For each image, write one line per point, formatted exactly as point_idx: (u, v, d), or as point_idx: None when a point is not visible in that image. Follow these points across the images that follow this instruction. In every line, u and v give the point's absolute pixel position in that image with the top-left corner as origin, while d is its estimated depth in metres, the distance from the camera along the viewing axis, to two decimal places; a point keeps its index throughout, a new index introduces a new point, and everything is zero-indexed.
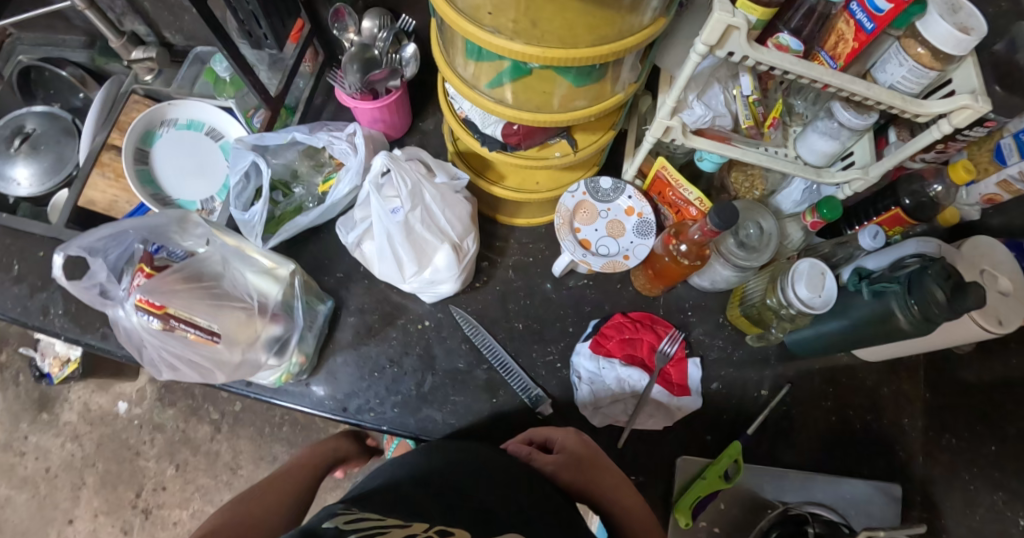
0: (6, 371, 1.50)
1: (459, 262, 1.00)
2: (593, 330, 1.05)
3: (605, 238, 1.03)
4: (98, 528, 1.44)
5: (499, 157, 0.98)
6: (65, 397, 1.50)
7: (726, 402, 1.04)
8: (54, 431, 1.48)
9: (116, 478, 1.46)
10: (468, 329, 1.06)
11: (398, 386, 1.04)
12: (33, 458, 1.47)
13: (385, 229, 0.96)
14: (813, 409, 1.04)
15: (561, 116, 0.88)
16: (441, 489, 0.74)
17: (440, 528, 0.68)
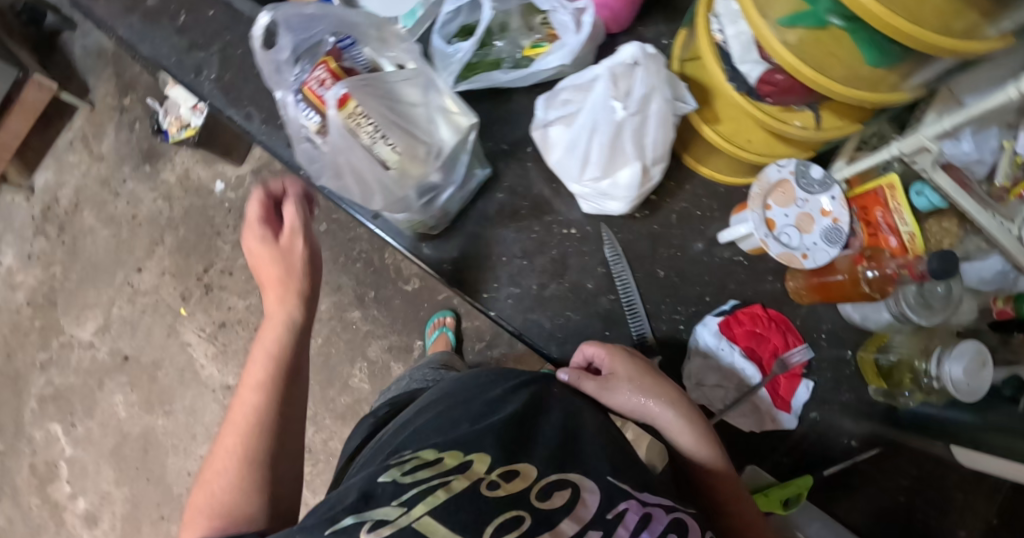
0: (126, 114, 1.53)
1: (641, 186, 0.85)
2: (729, 306, 0.90)
3: (792, 227, 0.80)
4: (161, 286, 1.51)
5: (738, 101, 0.73)
6: (170, 157, 1.53)
7: (818, 437, 0.93)
8: (150, 184, 1.53)
9: (191, 248, 1.52)
10: (611, 254, 0.92)
11: (521, 279, 0.92)
12: (125, 201, 1.53)
13: (592, 120, 0.80)
14: (889, 479, 0.96)
15: (840, 93, 0.66)
16: (505, 425, 0.73)
17: (504, 470, 0.68)
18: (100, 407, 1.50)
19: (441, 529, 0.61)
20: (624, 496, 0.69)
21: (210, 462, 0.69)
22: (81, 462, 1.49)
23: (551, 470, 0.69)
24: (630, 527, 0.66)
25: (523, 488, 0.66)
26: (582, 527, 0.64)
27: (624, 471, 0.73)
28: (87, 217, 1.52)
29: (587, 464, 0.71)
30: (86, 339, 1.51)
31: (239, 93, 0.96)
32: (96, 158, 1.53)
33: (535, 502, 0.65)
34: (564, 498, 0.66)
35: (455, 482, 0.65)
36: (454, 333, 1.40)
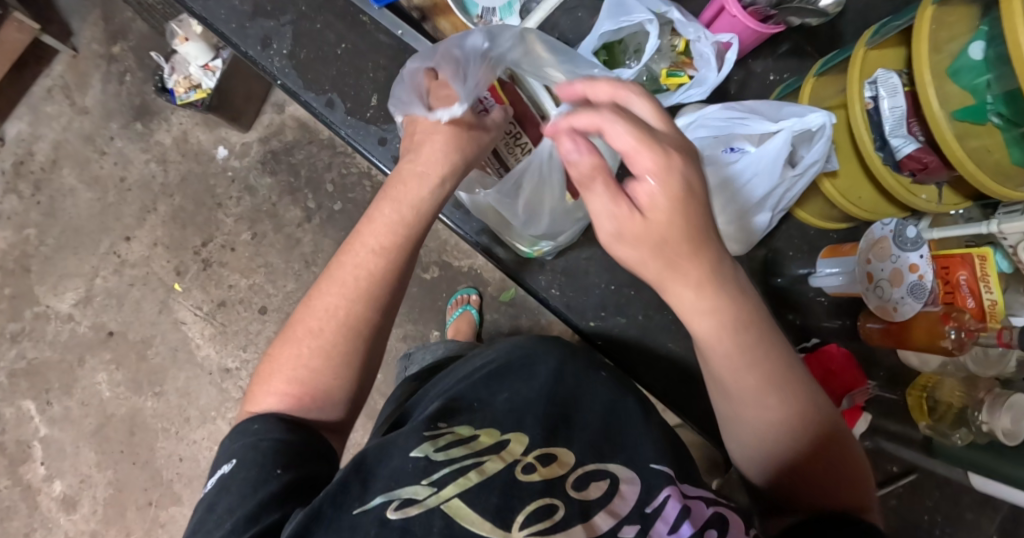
0: (116, 64, 1.40)
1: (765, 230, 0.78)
2: (810, 344, 0.88)
3: (886, 281, 0.80)
4: (152, 258, 1.39)
5: (879, 170, 0.71)
6: (166, 117, 1.40)
7: None
8: (142, 146, 1.40)
9: (188, 219, 1.39)
10: None
11: (621, 310, 0.84)
12: (112, 161, 1.40)
13: (749, 172, 0.70)
14: None
15: (999, 189, 0.64)
16: (546, 411, 0.70)
17: (541, 453, 0.64)
18: (80, 384, 1.39)
19: (470, 514, 0.57)
20: (665, 485, 0.63)
21: (302, 315, 0.67)
22: (58, 442, 1.39)
23: (590, 461, 0.65)
24: (672, 519, 0.60)
25: (560, 474, 0.62)
26: (615, 523, 0.59)
27: (674, 467, 0.68)
28: (68, 176, 1.40)
29: (631, 455, 0.67)
30: (64, 311, 1.39)
31: (319, 75, 0.86)
32: (80, 111, 1.40)
33: (570, 492, 0.61)
34: (599, 488, 0.62)
35: (488, 463, 0.62)
36: (476, 310, 1.36)
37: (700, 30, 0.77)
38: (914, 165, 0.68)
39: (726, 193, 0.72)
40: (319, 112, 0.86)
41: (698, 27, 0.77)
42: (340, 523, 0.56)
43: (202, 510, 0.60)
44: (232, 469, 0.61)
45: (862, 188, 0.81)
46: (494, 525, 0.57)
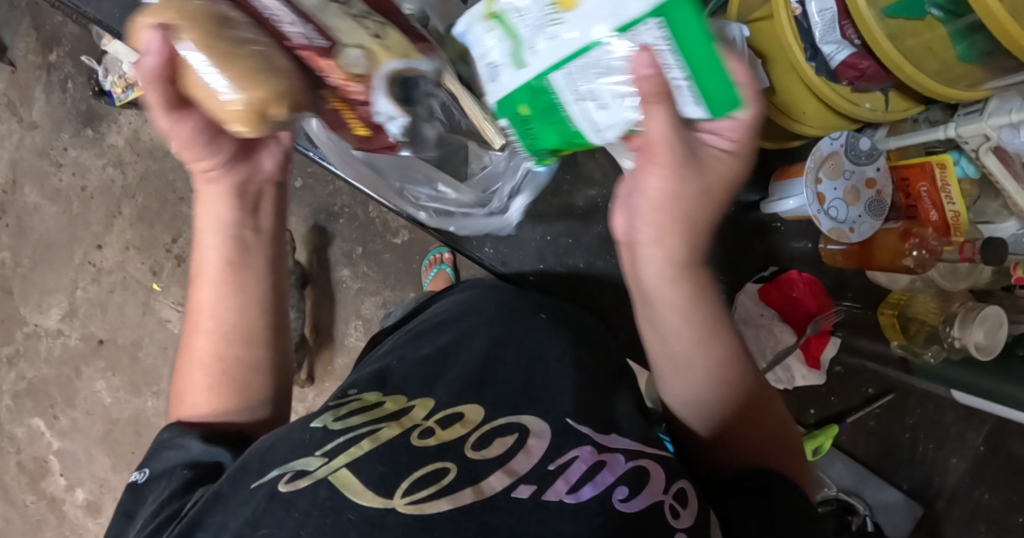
0: (54, 72, 1.37)
1: None
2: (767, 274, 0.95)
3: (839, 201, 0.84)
4: (127, 262, 1.40)
5: (816, 83, 0.81)
6: (115, 118, 1.38)
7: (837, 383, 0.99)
8: (97, 152, 1.38)
9: (155, 217, 1.39)
10: None
11: None
12: (70, 172, 1.39)
13: None
14: (892, 419, 1.03)
15: (929, 84, 0.76)
16: (455, 371, 0.68)
17: (440, 417, 0.61)
18: (81, 394, 1.41)
19: (353, 484, 0.52)
20: (577, 443, 0.60)
21: (186, 361, 0.70)
22: (72, 453, 1.43)
23: (499, 415, 0.62)
24: (573, 479, 0.56)
25: (460, 436, 0.58)
26: (509, 486, 0.54)
27: (592, 415, 0.65)
28: (30, 193, 1.39)
29: (546, 405, 0.64)
30: (52, 327, 1.41)
31: None
32: (28, 126, 1.38)
33: (463, 453, 0.56)
34: (504, 445, 0.58)
35: (384, 431, 0.57)
36: (451, 269, 1.33)
37: None
38: (851, 71, 0.80)
39: None
40: None
41: None
42: (236, 498, 0.54)
43: (121, 516, 0.66)
44: (147, 480, 0.66)
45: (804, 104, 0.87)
46: (378, 492, 0.51)
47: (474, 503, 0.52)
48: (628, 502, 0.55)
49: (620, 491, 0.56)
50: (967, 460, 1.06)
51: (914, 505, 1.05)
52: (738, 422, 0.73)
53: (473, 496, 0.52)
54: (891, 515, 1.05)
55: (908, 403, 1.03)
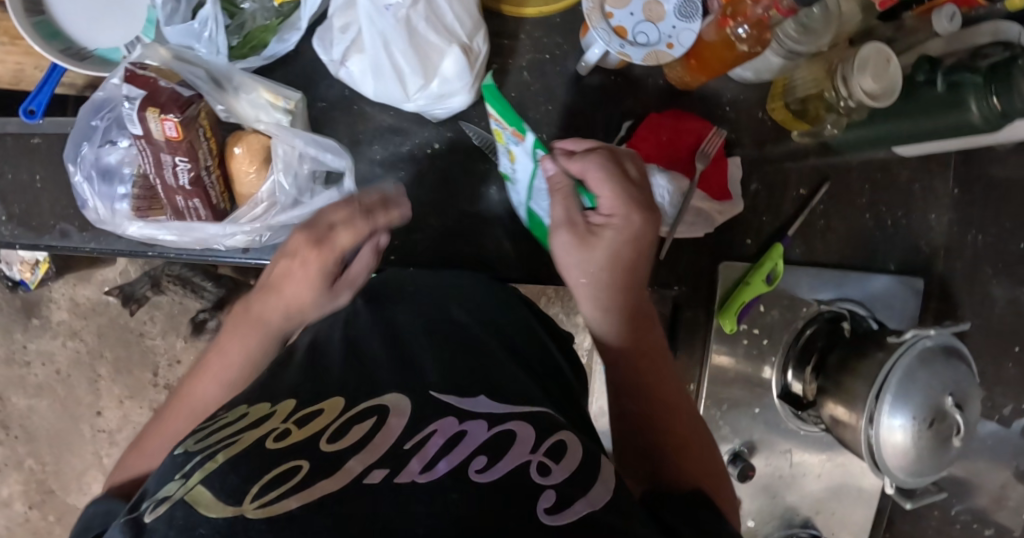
0: None
1: (472, 68, 0.73)
2: (626, 133, 0.84)
3: (645, 22, 0.75)
4: (129, 413, 1.42)
5: None
6: (49, 297, 1.39)
7: (763, 201, 0.89)
8: (51, 334, 1.40)
9: (129, 363, 1.41)
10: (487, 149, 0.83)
11: (416, 223, 0.83)
12: (40, 364, 1.40)
13: (378, 34, 0.70)
14: (847, 206, 0.93)
15: None
16: (332, 359, 0.63)
17: (301, 414, 0.56)
18: None
19: (207, 499, 0.48)
20: (439, 416, 0.57)
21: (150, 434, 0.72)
22: None
23: (360, 400, 0.57)
24: (430, 455, 0.53)
25: (316, 429, 0.54)
26: (362, 472, 0.51)
27: (461, 382, 0.61)
28: (19, 399, 1.41)
29: (411, 377, 0.60)
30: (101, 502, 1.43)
31: (42, 216, 0.93)
32: None
33: (318, 447, 0.52)
34: (362, 431, 0.54)
35: (244, 437, 0.53)
36: None
37: None
38: None
39: (383, 86, 0.74)
40: (59, 244, 0.93)
41: None
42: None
43: None
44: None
45: None
46: (230, 504, 0.48)
47: (327, 503, 0.48)
48: (487, 472, 0.52)
49: (477, 462, 0.53)
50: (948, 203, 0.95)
51: (914, 279, 0.96)
52: (682, 463, 0.64)
53: (326, 491, 0.49)
54: (892, 305, 0.96)
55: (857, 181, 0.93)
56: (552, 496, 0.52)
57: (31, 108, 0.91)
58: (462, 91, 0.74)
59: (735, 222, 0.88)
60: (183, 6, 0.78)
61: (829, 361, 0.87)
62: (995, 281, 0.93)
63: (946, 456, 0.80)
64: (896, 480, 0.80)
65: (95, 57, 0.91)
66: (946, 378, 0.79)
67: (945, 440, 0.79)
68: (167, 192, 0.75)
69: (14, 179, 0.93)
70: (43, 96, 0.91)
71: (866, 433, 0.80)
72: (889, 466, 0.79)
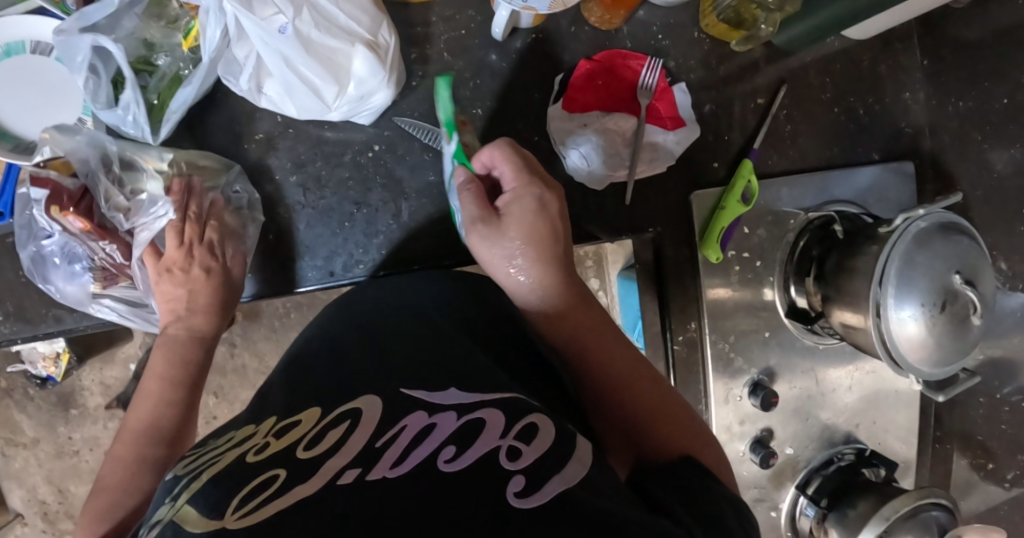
0: (14, 392, 1.41)
1: (383, 61, 0.72)
2: (560, 87, 0.81)
3: None
4: None
5: None
6: (82, 386, 1.42)
7: (722, 122, 0.85)
8: (91, 420, 1.42)
9: None
10: (425, 137, 0.82)
11: (376, 227, 0.83)
12: (89, 450, 1.43)
13: (278, 54, 0.69)
14: (812, 105, 0.89)
15: None
16: (315, 374, 0.66)
17: (281, 427, 0.58)
18: None
19: (191, 513, 0.51)
20: (409, 411, 0.58)
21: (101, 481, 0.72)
22: None
23: (335, 407, 0.59)
24: (400, 450, 0.54)
25: (293, 439, 0.56)
26: (336, 473, 0.52)
27: (431, 378, 0.62)
28: (78, 487, 1.44)
29: (387, 378, 0.62)
30: None
31: (35, 309, 0.94)
32: (30, 445, 1.42)
33: (294, 457, 0.54)
34: (337, 436, 0.56)
35: (222, 459, 0.57)
36: None
37: None
38: None
39: (301, 101, 0.73)
40: (58, 330, 0.95)
41: None
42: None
43: None
44: None
45: None
46: (213, 518, 0.50)
47: (301, 500, 0.50)
48: (456, 460, 0.53)
49: (446, 452, 0.53)
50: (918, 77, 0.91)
51: (903, 163, 0.92)
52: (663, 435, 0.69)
53: (299, 492, 0.51)
54: (885, 195, 0.92)
55: (817, 77, 0.88)
56: (522, 478, 0.52)
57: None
58: (376, 86, 0.73)
59: (699, 148, 0.85)
60: (104, 78, 0.77)
61: (827, 267, 0.83)
62: (988, 144, 0.88)
63: (969, 337, 0.75)
64: (921, 373, 0.76)
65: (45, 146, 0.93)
66: (948, 257, 0.74)
67: (965, 321, 0.74)
68: (118, 270, 0.80)
69: None
70: (7, 196, 0.94)
71: (877, 330, 0.76)
72: (908, 360, 0.75)
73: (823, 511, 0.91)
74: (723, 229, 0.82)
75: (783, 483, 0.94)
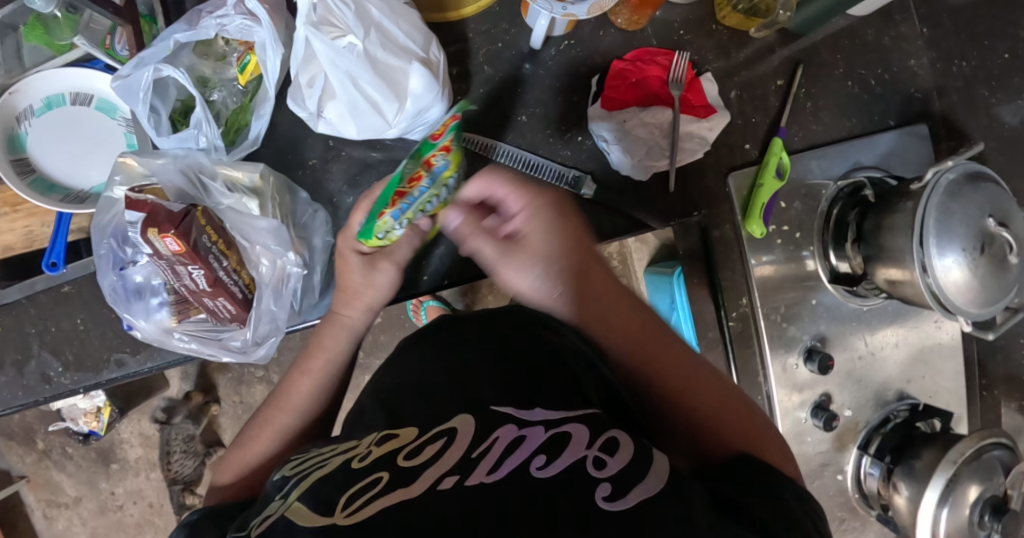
0: (52, 454, 1.39)
1: (437, 78, 0.76)
2: (597, 89, 0.85)
3: None
4: None
5: None
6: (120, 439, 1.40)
7: (749, 105, 0.90)
8: (132, 473, 1.40)
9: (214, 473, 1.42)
10: (473, 146, 0.84)
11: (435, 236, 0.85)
12: (133, 503, 1.41)
13: (345, 75, 0.72)
14: (828, 81, 0.94)
15: None
16: (405, 395, 0.72)
17: (383, 436, 0.66)
18: None
19: (302, 510, 0.58)
20: (501, 425, 0.63)
21: (253, 427, 0.81)
22: None
23: (431, 426, 0.65)
24: (495, 459, 0.59)
25: (392, 451, 0.63)
26: (436, 479, 0.58)
27: (528, 394, 0.68)
28: None
29: (473, 400, 0.67)
30: None
31: (99, 354, 0.96)
32: (73, 506, 1.40)
33: (397, 464, 0.61)
34: (435, 449, 0.62)
35: (331, 465, 0.64)
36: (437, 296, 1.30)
37: (217, 16, 0.76)
38: None
39: (363, 121, 0.76)
40: (122, 373, 0.97)
41: (213, 17, 0.76)
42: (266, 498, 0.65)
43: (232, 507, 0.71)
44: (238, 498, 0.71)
45: None
46: (320, 513, 0.57)
47: (401, 504, 0.56)
48: (547, 466, 0.58)
49: (537, 460, 0.58)
50: (922, 44, 0.97)
51: (915, 126, 0.97)
52: (734, 437, 0.69)
53: (401, 497, 0.57)
54: (906, 156, 0.96)
55: (829, 55, 0.94)
56: (608, 483, 0.56)
57: (53, 260, 0.95)
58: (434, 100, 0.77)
59: (728, 133, 0.90)
60: (163, 115, 0.80)
61: (865, 229, 0.87)
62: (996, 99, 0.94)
63: (1009, 276, 0.80)
64: (970, 315, 0.80)
65: (93, 194, 0.94)
66: (979, 203, 0.79)
67: (1003, 261, 0.79)
68: (196, 297, 0.80)
69: (58, 329, 0.96)
70: (59, 246, 0.96)
71: (923, 279, 0.80)
72: (957, 304, 0.79)
73: (888, 465, 0.94)
74: (763, 205, 0.87)
75: (845, 445, 0.98)
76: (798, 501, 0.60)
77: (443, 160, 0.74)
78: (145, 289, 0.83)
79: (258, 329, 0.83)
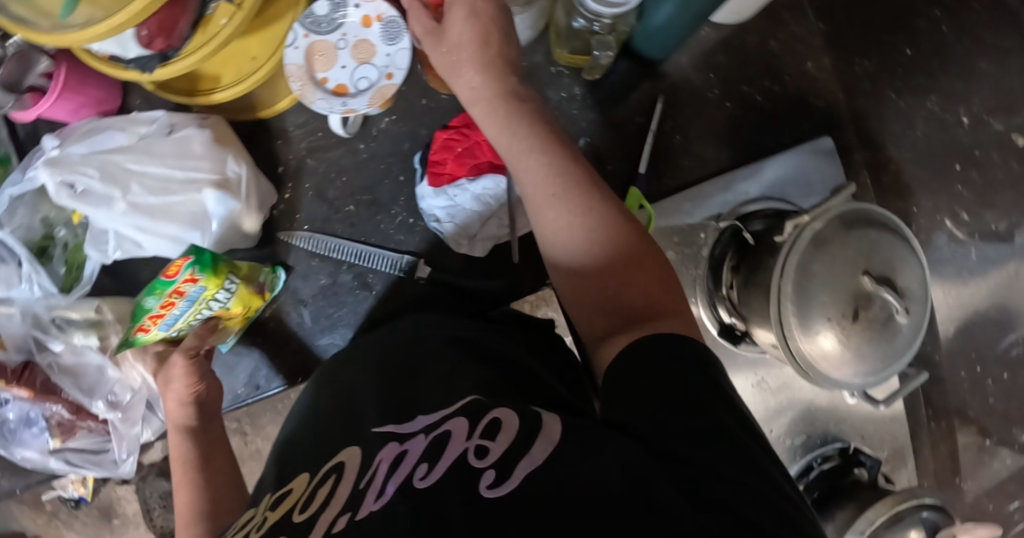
0: None
1: (235, 194, 0.74)
2: (422, 165, 0.80)
3: (354, 68, 0.72)
4: None
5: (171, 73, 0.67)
6: None
7: (603, 154, 0.82)
8: None
9: None
10: (303, 243, 0.81)
11: (280, 338, 0.82)
12: None
13: (131, 227, 0.71)
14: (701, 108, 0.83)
15: None
16: (313, 433, 0.59)
17: (273, 501, 0.52)
18: None
19: None
20: (380, 447, 0.51)
21: None
22: None
23: (321, 467, 0.53)
24: (379, 483, 0.47)
25: (286, 507, 0.50)
26: (329, 523, 0.46)
27: (408, 402, 0.56)
28: None
29: (354, 429, 0.56)
30: None
31: None
32: None
33: (290, 522, 0.48)
34: (326, 491, 0.49)
35: None
36: None
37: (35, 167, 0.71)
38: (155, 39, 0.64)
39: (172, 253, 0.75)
40: None
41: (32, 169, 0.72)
42: None
43: None
44: None
45: (243, 51, 0.75)
46: None
47: None
48: (430, 474, 0.46)
49: (418, 470, 0.46)
50: (817, 44, 0.83)
51: (819, 140, 0.83)
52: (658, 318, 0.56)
53: None
54: (808, 182, 0.83)
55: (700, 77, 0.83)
56: (493, 471, 0.45)
57: None
58: (235, 223, 0.75)
59: None
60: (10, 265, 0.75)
61: (740, 281, 0.77)
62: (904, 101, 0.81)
63: (897, 336, 0.68)
64: (853, 383, 0.70)
65: None
66: (851, 258, 0.68)
67: (888, 321, 0.68)
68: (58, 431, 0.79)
69: None
70: None
71: (789, 351, 0.70)
72: (825, 377, 0.70)
73: None
74: None
75: None
76: (765, 458, 0.46)
77: (195, 288, 0.69)
78: (7, 430, 0.79)
79: (140, 440, 0.83)
